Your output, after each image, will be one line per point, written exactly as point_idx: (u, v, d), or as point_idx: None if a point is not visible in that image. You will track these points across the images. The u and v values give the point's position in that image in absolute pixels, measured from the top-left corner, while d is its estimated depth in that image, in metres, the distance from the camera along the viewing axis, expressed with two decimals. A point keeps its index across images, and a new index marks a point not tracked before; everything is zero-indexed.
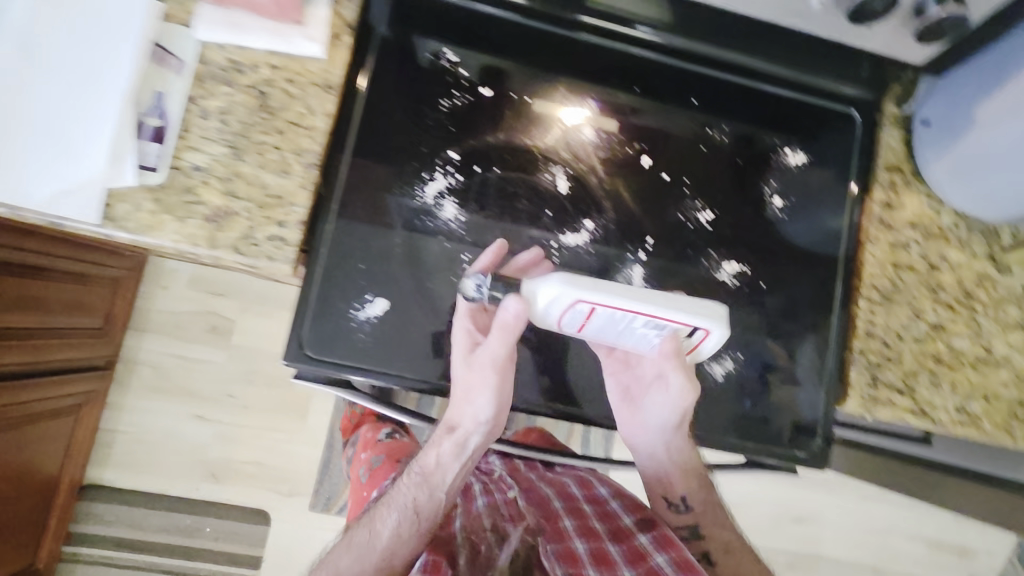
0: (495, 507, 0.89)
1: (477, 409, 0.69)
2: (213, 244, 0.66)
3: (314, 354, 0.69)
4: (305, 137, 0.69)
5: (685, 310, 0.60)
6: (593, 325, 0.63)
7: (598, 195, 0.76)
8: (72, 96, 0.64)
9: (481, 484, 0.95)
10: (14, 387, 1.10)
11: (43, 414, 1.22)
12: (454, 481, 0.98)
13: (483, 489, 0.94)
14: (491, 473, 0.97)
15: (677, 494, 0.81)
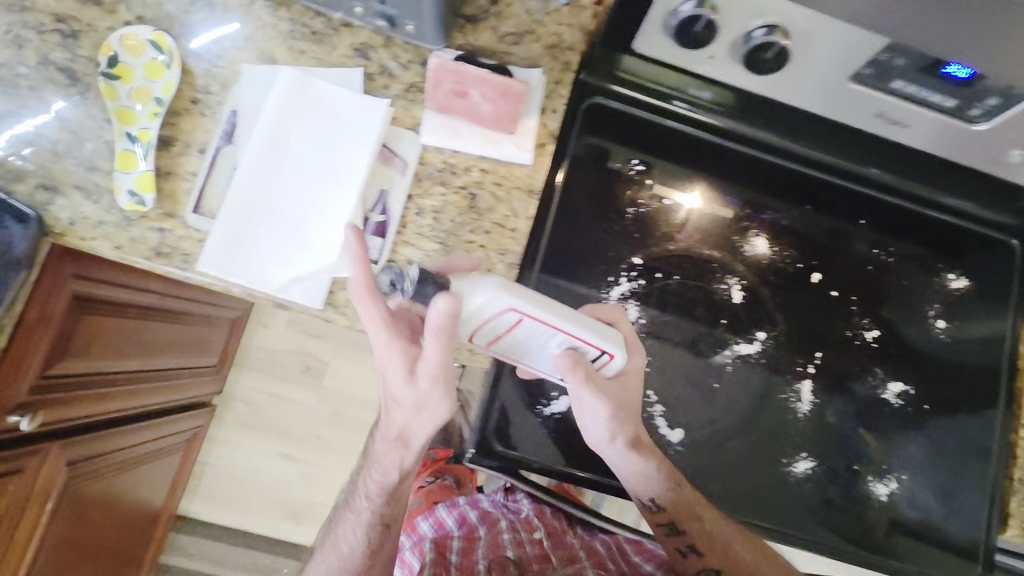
0: (518, 541, 0.98)
1: (421, 421, 0.67)
2: (422, 334, 0.70)
3: (503, 446, 0.76)
4: (509, 239, 0.73)
5: (584, 333, 0.61)
6: (523, 341, 0.63)
7: (771, 307, 0.79)
8: (309, 191, 0.69)
9: (508, 525, 1.04)
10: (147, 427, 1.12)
11: (158, 453, 1.23)
12: (480, 517, 1.07)
13: (509, 530, 1.02)
14: (519, 513, 1.08)
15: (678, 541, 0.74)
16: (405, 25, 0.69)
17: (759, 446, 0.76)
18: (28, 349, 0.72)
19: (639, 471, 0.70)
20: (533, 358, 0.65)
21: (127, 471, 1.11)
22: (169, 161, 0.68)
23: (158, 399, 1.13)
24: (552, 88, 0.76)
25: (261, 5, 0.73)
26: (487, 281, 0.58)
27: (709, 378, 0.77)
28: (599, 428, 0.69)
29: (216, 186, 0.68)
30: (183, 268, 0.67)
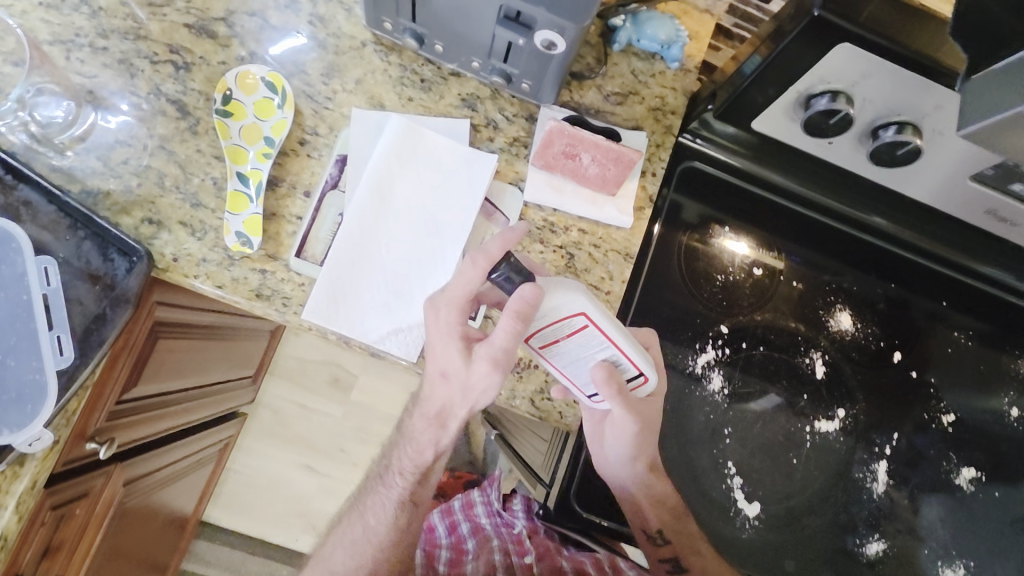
0: (505, 565, 0.78)
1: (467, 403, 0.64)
2: (513, 393, 0.69)
3: (581, 510, 0.73)
4: (604, 301, 0.73)
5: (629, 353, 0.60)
6: (571, 346, 0.61)
7: (852, 384, 0.80)
8: (413, 244, 0.69)
9: (500, 542, 0.84)
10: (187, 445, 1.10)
11: (192, 467, 1.21)
12: (475, 531, 0.90)
13: (500, 548, 0.81)
14: (514, 533, 0.84)
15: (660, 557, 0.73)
16: (521, 82, 0.69)
17: (834, 524, 0.76)
18: (109, 377, 0.71)
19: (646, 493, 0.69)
20: (571, 369, 0.63)
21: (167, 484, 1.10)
22: (274, 202, 0.68)
23: (202, 413, 1.13)
24: (652, 150, 0.77)
25: (372, 49, 0.73)
26: (572, 283, 0.58)
27: (788, 453, 0.77)
28: (617, 444, 0.67)
29: (320, 231, 0.68)
30: (283, 312, 0.66)
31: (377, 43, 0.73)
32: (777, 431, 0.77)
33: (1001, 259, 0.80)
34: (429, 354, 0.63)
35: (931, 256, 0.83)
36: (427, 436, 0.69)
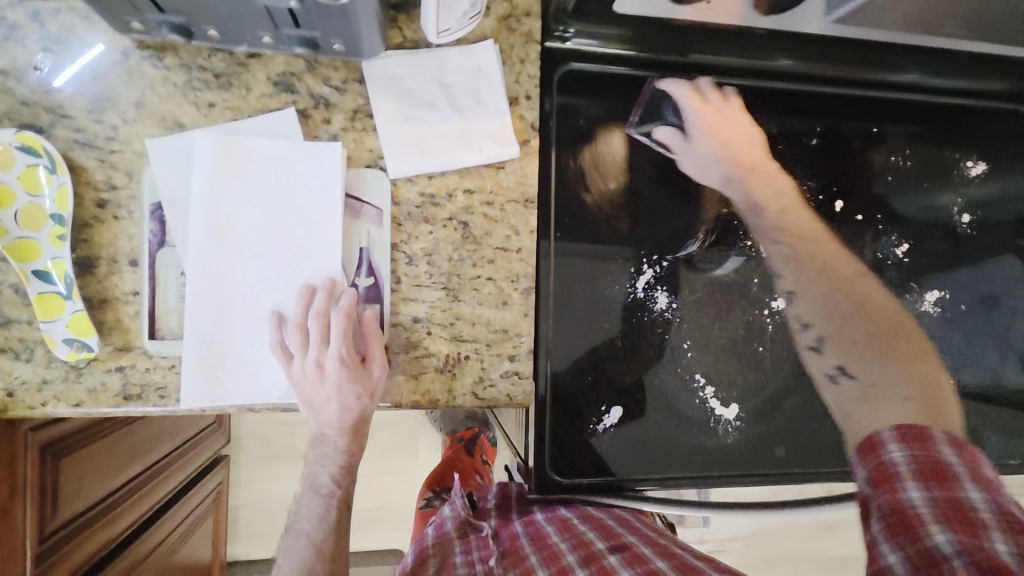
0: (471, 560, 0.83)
1: (311, 357, 0.57)
2: (452, 394, 0.63)
3: (563, 479, 0.69)
4: (517, 261, 0.65)
5: (315, 176, 0.59)
6: (331, 161, 0.59)
7: (800, 252, 0.74)
8: (277, 278, 0.58)
9: (467, 547, 0.86)
10: (177, 515, 1.03)
11: (196, 526, 1.15)
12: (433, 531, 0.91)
13: (467, 551, 0.85)
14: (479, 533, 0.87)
15: (829, 361, 0.70)
16: (332, 43, 0.56)
17: None
18: (12, 528, 0.61)
19: (856, 325, 0.69)
20: (324, 273, 0.59)
21: (174, 554, 1.04)
22: (98, 286, 0.56)
23: (175, 482, 1.05)
24: (517, 68, 0.65)
25: (139, 57, 0.57)
26: None
27: (754, 344, 0.73)
28: (710, 171, 0.72)
29: (166, 300, 0.57)
30: (163, 405, 0.57)
31: (143, 47, 0.57)
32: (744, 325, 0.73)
33: (914, 59, 0.76)
34: (277, 349, 0.57)
35: (846, 82, 0.77)
36: (330, 390, 0.57)
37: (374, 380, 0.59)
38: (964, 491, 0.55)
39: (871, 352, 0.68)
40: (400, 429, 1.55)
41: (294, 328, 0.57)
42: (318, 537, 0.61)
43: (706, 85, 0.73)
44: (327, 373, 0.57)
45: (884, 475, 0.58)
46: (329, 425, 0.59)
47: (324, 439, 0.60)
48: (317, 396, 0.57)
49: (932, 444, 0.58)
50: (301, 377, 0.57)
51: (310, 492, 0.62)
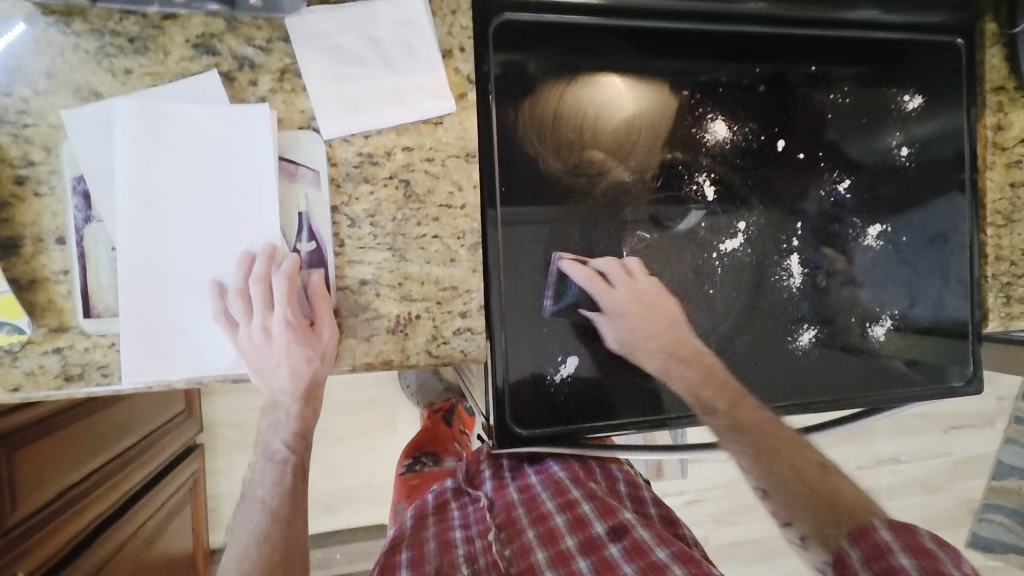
0: (466, 525, 0.87)
1: (255, 324, 0.56)
2: (406, 353, 0.63)
3: (523, 432, 0.68)
4: (462, 217, 0.64)
5: (244, 140, 0.57)
6: (260, 124, 0.57)
7: (745, 193, 0.75)
8: (213, 247, 0.57)
9: (463, 514, 0.90)
10: (148, 504, 1.02)
11: (172, 515, 1.14)
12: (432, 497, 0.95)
13: (464, 520, 0.88)
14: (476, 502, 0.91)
15: (794, 531, 0.67)
16: None
17: (763, 334, 0.76)
18: None
19: (776, 449, 0.69)
20: (264, 239, 0.58)
21: (152, 545, 1.04)
22: (26, 267, 0.55)
23: (144, 472, 1.03)
24: (449, 20, 0.64)
25: (45, 23, 0.54)
26: None
27: (703, 286, 0.74)
28: (647, 346, 0.72)
29: (99, 277, 0.56)
30: (107, 383, 0.56)
31: (48, 13, 0.54)
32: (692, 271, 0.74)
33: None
34: (221, 319, 0.56)
35: (788, 21, 0.76)
36: (280, 355, 0.57)
37: (324, 343, 0.59)
38: (898, 559, 0.59)
39: (839, 525, 0.65)
40: (377, 405, 1.55)
41: (236, 296, 0.56)
42: (273, 501, 0.63)
43: (612, 268, 0.71)
44: (274, 338, 0.56)
45: (874, 551, 0.61)
46: (281, 392, 0.59)
47: (277, 405, 0.60)
48: (267, 363, 0.57)
49: (873, 534, 0.62)
50: (248, 344, 0.56)
51: (264, 458, 0.63)
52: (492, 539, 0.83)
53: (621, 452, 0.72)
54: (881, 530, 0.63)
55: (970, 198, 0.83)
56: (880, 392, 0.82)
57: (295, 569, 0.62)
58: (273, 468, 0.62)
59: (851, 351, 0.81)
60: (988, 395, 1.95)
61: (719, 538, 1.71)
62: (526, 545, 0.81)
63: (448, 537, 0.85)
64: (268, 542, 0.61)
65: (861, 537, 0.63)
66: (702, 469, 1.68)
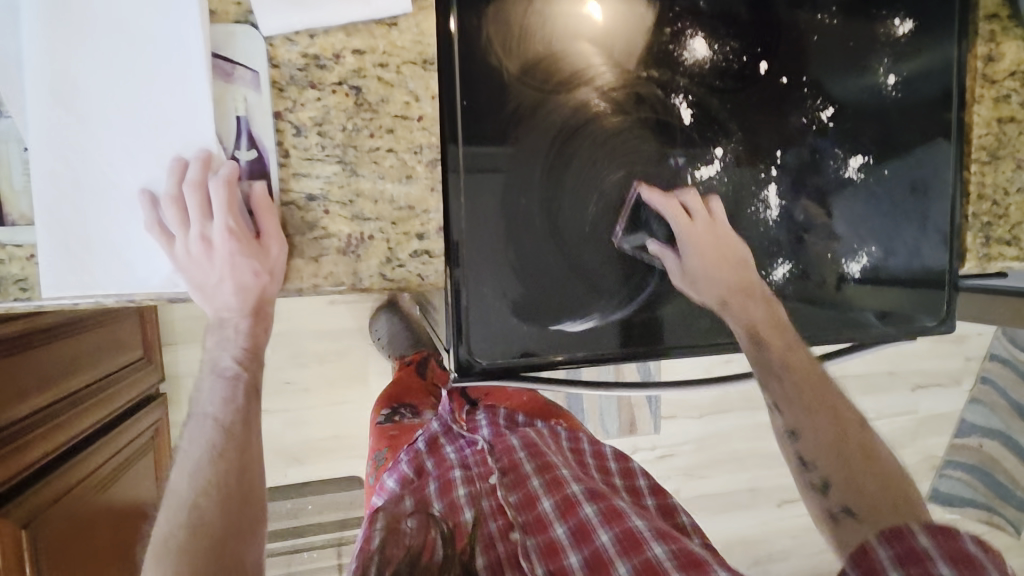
0: (464, 466, 0.91)
1: (194, 236, 0.52)
2: (358, 277, 0.59)
3: (484, 362, 0.66)
4: (419, 130, 0.60)
5: (172, 31, 0.51)
6: (189, 13, 0.51)
7: (723, 118, 0.71)
8: (141, 151, 0.52)
9: (462, 458, 0.93)
10: (105, 444, 1.00)
11: (132, 458, 1.11)
12: (428, 442, 0.96)
13: (464, 466, 0.91)
14: (477, 447, 0.95)
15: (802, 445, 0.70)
16: None
17: (737, 267, 0.74)
18: None
19: (815, 386, 0.72)
20: (199, 145, 0.53)
21: (111, 488, 1.00)
22: None
23: (101, 412, 1.00)
24: None
25: None
26: None
27: (678, 217, 0.71)
28: (705, 282, 0.72)
29: (13, 182, 0.51)
30: (27, 299, 0.52)
31: None
32: (670, 197, 0.70)
33: None
34: (154, 231, 0.52)
35: None
36: (223, 270, 0.53)
37: (273, 260, 0.55)
38: (938, 574, 0.50)
39: (839, 471, 0.68)
40: (348, 354, 1.52)
41: (171, 205, 0.52)
42: (227, 419, 0.59)
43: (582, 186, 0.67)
44: (214, 250, 0.52)
45: (908, 554, 0.53)
46: (227, 310, 0.55)
47: (224, 326, 0.57)
48: (210, 279, 0.53)
49: (908, 538, 0.54)
50: (185, 257, 0.52)
51: (211, 375, 0.59)
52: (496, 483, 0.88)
53: (586, 389, 0.71)
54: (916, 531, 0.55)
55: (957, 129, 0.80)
56: (851, 329, 0.80)
57: (249, 490, 0.58)
58: (222, 386, 0.58)
59: (825, 290, 0.78)
60: (957, 354, 1.98)
61: (689, 489, 1.73)
62: (533, 493, 0.86)
63: (450, 478, 0.88)
64: (223, 461, 0.57)
65: (893, 541, 0.55)
66: (674, 423, 1.69)
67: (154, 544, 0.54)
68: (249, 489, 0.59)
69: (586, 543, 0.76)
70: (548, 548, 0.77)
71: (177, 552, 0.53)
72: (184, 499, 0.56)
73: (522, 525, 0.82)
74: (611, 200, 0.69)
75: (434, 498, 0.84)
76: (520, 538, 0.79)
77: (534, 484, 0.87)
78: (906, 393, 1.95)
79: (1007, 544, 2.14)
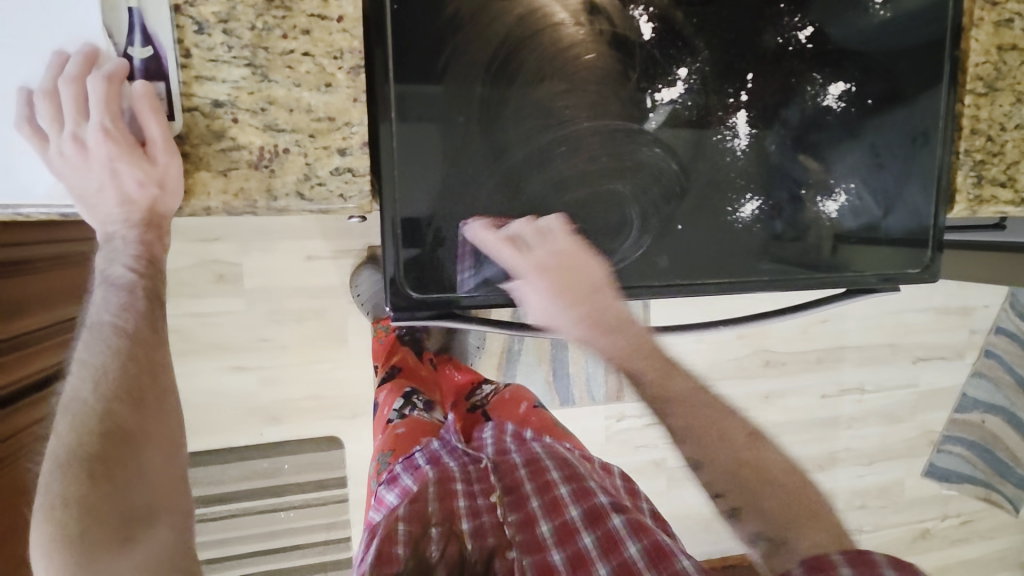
0: (462, 475, 0.89)
1: (66, 138, 0.47)
2: (272, 195, 0.54)
3: (417, 294, 0.62)
4: (339, 33, 0.54)
5: None
6: None
7: (688, 34, 0.65)
8: (17, 45, 0.47)
9: (464, 468, 0.91)
10: None
11: None
12: (428, 454, 0.93)
13: (466, 475, 0.89)
14: (479, 463, 0.93)
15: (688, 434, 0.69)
16: None
17: (701, 201, 0.69)
18: None
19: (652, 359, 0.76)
20: (84, 40, 0.48)
21: None
22: None
23: (53, 360, 0.97)
24: None
25: None
26: None
27: (635, 143, 0.65)
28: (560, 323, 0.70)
29: None
30: None
31: None
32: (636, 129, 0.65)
33: None
34: (31, 133, 0.48)
35: None
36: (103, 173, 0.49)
37: (160, 167, 0.50)
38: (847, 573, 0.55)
39: (729, 482, 0.68)
40: (325, 312, 1.40)
41: (45, 101, 0.47)
42: (127, 324, 0.54)
43: (529, 109, 0.62)
44: (88, 151, 0.48)
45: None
46: (113, 222, 0.52)
47: (112, 239, 0.53)
48: (88, 182, 0.49)
49: (869, 567, 0.56)
50: (60, 161, 0.48)
51: (104, 285, 0.54)
52: (496, 501, 0.85)
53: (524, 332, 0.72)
54: (834, 551, 0.58)
55: (953, 55, 0.72)
56: (829, 274, 0.74)
57: (149, 393, 0.53)
58: (117, 294, 0.54)
59: (801, 233, 0.72)
60: (961, 327, 1.90)
61: (676, 458, 1.69)
62: (532, 514, 0.82)
63: (449, 488, 0.85)
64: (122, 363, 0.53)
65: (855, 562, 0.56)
66: None
67: (56, 454, 0.50)
68: (158, 396, 0.54)
69: (583, 572, 0.73)
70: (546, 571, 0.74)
71: (88, 462, 0.49)
72: (91, 409, 0.51)
73: (520, 544, 0.78)
74: (562, 120, 0.63)
75: (432, 501, 0.81)
76: (516, 557, 0.76)
77: (532, 499, 0.84)
78: (907, 366, 1.87)
79: (1004, 523, 2.09)
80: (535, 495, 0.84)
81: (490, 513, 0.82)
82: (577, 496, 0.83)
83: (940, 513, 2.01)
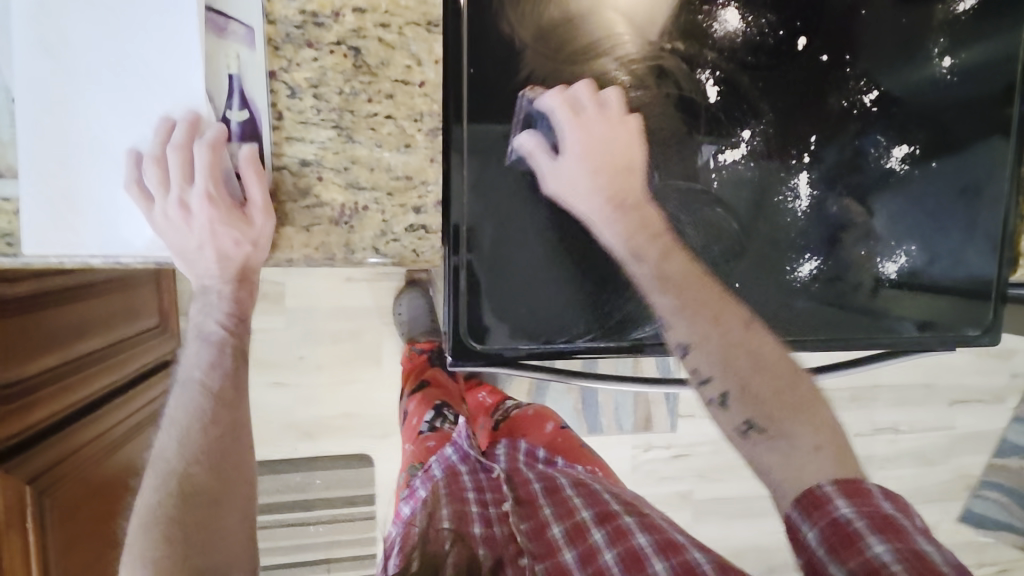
0: (477, 487, 0.87)
1: (172, 205, 0.50)
2: (350, 249, 0.57)
3: (479, 347, 0.63)
4: (420, 97, 0.57)
5: None
6: None
7: (754, 97, 0.65)
8: (127, 108, 0.50)
9: (475, 478, 0.89)
10: (110, 411, 0.98)
11: (142, 424, 1.10)
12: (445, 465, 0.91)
13: (477, 483, 0.89)
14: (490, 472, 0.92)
15: None
16: None
17: (761, 259, 0.69)
18: None
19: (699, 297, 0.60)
20: (185, 104, 0.51)
21: (117, 452, 0.99)
22: None
23: (108, 378, 0.99)
24: None
25: None
26: None
27: (698, 203, 0.66)
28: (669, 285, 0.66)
29: None
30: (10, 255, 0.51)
31: None
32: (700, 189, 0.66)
33: None
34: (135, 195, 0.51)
35: None
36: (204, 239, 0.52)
37: (257, 228, 0.53)
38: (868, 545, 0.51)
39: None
40: (362, 334, 1.43)
41: (152, 166, 0.50)
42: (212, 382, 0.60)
43: None
44: (193, 214, 0.51)
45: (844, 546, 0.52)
46: (208, 276, 0.56)
47: (208, 291, 0.58)
48: (190, 246, 0.52)
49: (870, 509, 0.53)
50: (163, 221, 0.51)
51: (199, 340, 0.61)
52: (509, 510, 0.83)
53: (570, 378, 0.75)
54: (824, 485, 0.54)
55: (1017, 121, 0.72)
56: (886, 335, 0.74)
57: (229, 457, 0.59)
58: (209, 351, 0.60)
59: (859, 293, 0.72)
60: (1001, 370, 1.85)
61: (703, 491, 1.67)
62: (543, 521, 0.83)
63: (463, 495, 0.84)
64: (215, 425, 0.59)
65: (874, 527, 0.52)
66: (691, 423, 1.62)
67: (139, 515, 0.55)
68: (235, 459, 0.59)
69: (594, 572, 0.74)
70: (559, 572, 0.75)
71: (166, 523, 0.54)
72: (172, 468, 0.57)
73: (532, 551, 0.78)
74: (632, 177, 0.64)
75: (446, 511, 0.79)
76: (529, 563, 0.76)
77: (546, 511, 0.84)
78: (944, 409, 1.82)
79: None
80: (551, 515, 0.84)
81: (507, 527, 0.80)
82: (590, 507, 0.84)
83: (975, 560, 1.95)
